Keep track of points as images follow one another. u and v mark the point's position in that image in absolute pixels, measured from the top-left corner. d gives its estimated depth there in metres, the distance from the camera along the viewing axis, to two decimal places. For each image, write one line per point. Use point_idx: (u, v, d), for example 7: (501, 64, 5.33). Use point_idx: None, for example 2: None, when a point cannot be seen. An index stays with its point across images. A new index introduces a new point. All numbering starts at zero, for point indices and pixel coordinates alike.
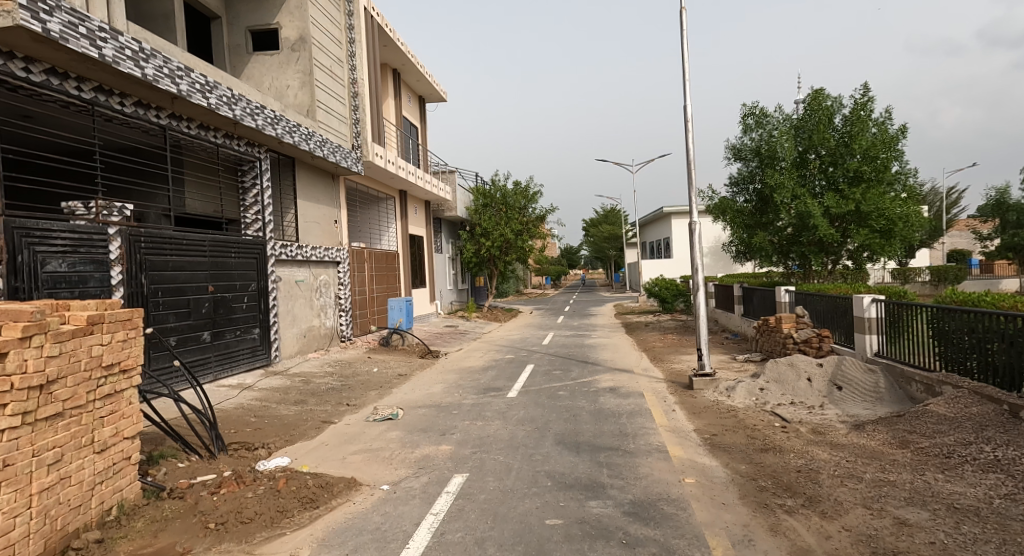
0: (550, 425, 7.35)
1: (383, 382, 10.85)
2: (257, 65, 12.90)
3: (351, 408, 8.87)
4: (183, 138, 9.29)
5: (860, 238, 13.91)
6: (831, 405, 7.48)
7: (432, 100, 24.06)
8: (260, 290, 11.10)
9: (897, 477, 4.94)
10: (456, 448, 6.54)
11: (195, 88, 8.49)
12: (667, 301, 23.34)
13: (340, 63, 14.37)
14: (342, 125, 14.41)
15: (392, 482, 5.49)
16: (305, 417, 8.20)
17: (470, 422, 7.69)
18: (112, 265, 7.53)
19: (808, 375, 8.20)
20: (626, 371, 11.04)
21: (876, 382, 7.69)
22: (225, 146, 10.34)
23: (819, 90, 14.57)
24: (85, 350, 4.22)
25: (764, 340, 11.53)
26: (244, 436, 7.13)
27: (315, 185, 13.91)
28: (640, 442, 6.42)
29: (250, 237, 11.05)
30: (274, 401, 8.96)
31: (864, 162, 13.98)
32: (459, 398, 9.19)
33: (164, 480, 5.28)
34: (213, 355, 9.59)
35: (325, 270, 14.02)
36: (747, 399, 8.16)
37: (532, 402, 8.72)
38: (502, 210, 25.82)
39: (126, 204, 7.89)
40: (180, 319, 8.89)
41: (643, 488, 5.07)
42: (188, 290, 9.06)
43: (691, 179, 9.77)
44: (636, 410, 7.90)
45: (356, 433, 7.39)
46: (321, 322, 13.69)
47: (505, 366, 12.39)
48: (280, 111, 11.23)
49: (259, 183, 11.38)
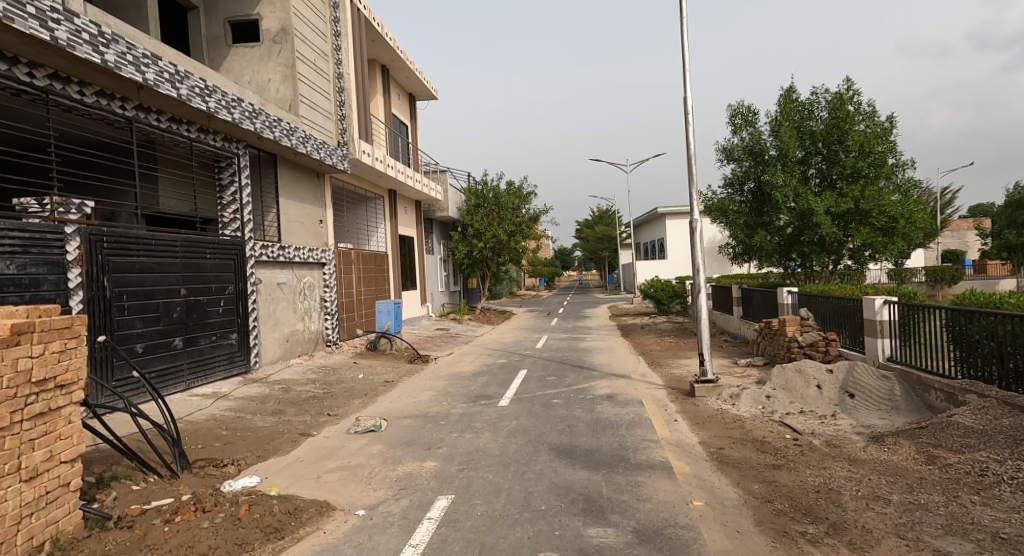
0: (544, 437, 6.83)
1: (368, 390, 10.31)
2: (237, 57, 12.34)
3: (332, 419, 8.33)
4: (152, 132, 8.71)
5: (862, 236, 13.44)
6: (844, 415, 6.98)
7: (422, 97, 23.51)
8: (238, 293, 10.52)
9: (927, 499, 4.46)
10: (441, 465, 6.01)
11: (163, 78, 7.94)
12: (663, 302, 22.99)
13: (325, 56, 13.82)
14: (327, 121, 13.84)
15: (369, 507, 4.95)
16: (282, 430, 7.65)
17: (457, 434, 7.17)
18: (69, 267, 6.95)
19: (818, 382, 7.71)
20: (622, 377, 10.53)
21: (891, 389, 7.17)
22: (200, 141, 9.74)
23: (795, 86, 14.31)
24: (8, 364, 3.68)
25: (766, 343, 11.08)
26: (211, 452, 6.57)
27: (298, 183, 13.34)
28: (641, 457, 5.91)
29: (227, 237, 10.47)
30: (249, 411, 8.40)
31: (861, 158, 13.53)
32: (447, 408, 8.68)
33: (113, 506, 4.74)
34: (185, 362, 9.03)
35: (310, 272, 13.48)
36: (754, 407, 7.68)
37: (525, 411, 8.21)
38: (494, 210, 25.35)
39: (86, 201, 7.31)
40: (148, 324, 8.31)
41: (648, 513, 4.55)
42: (157, 294, 8.49)
43: (692, 173, 9.29)
44: (636, 420, 7.40)
45: (335, 448, 6.86)
46: (305, 326, 13.12)
47: (496, 371, 11.87)
48: (258, 105, 10.66)
49: (237, 181, 10.81)
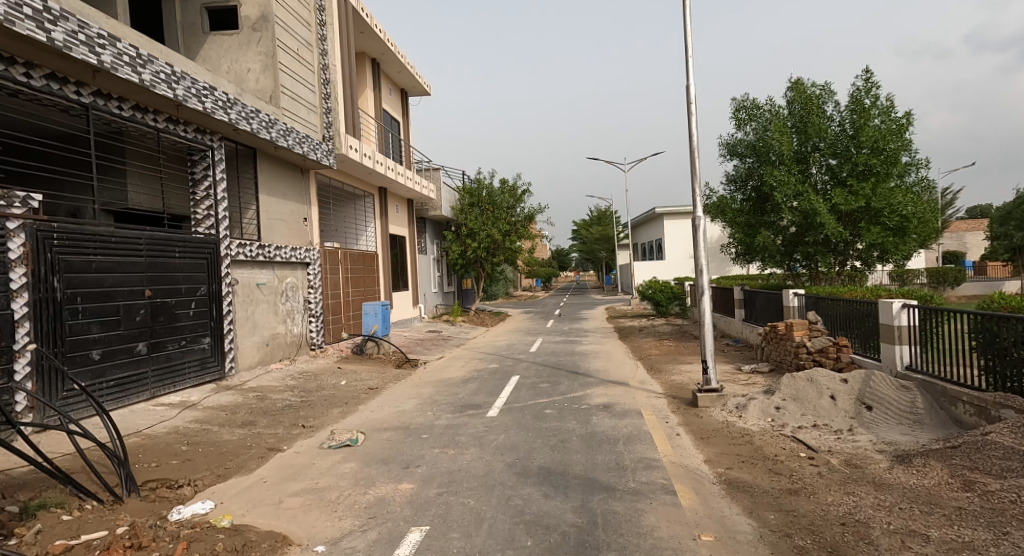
0: (534, 454, 6.23)
1: (349, 398, 9.69)
2: (214, 46, 11.73)
3: (305, 431, 7.71)
4: (114, 121, 8.08)
5: (871, 236, 12.82)
6: (862, 429, 6.38)
7: (415, 92, 22.91)
8: (211, 294, 9.88)
9: (972, 536, 3.86)
10: (418, 487, 5.39)
11: (122, 61, 7.31)
12: (661, 303, 22.46)
13: (309, 46, 13.20)
14: (312, 114, 13.22)
15: (330, 541, 4.33)
16: (250, 444, 7.03)
17: (439, 450, 6.56)
18: (12, 266, 6.34)
19: (832, 393, 7.12)
20: (619, 384, 9.92)
21: (913, 401, 6.57)
22: (168, 132, 9.10)
23: (802, 79, 13.73)
24: None
25: (772, 348, 10.49)
26: (166, 471, 5.95)
27: (280, 178, 12.70)
28: (641, 480, 5.30)
29: (200, 235, 9.84)
30: (217, 423, 7.77)
31: (873, 155, 12.89)
32: (431, 419, 8.07)
33: (32, 543, 4.11)
34: (150, 369, 8.39)
35: (292, 272, 12.85)
36: (762, 420, 7.09)
37: (514, 423, 7.59)
38: (489, 209, 24.77)
39: (34, 194, 6.66)
40: (107, 329, 7.66)
41: (648, 550, 3.95)
42: (117, 296, 7.85)
43: (695, 167, 8.70)
44: (634, 435, 6.80)
45: (304, 465, 6.24)
46: (287, 329, 12.48)
47: (487, 377, 11.27)
48: (234, 95, 10.04)
49: (211, 175, 10.16)
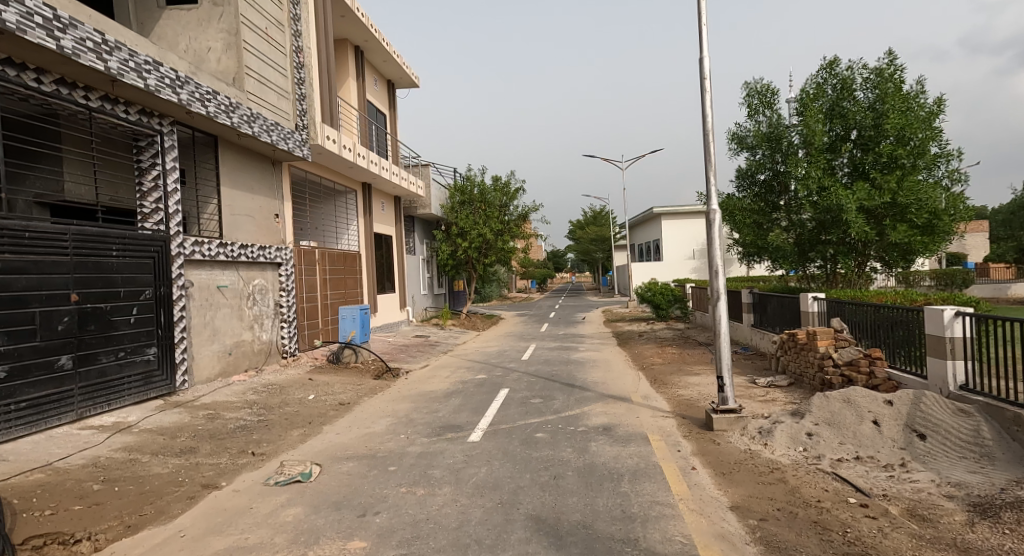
0: (522, 497, 5.06)
1: (315, 416, 8.54)
2: (170, 21, 10.54)
3: (253, 461, 6.54)
4: (31, 96, 6.91)
5: (898, 235, 11.70)
6: (918, 464, 5.29)
7: (402, 84, 21.79)
8: (159, 299, 8.70)
9: None
10: (372, 548, 4.23)
11: (31, 22, 6.13)
12: (661, 306, 21.37)
13: (280, 26, 12.06)
14: (283, 99, 12.08)
15: None
16: (181, 479, 5.86)
17: (406, 489, 5.39)
18: None
19: (874, 417, 6.01)
20: (621, 401, 8.77)
21: (977, 429, 5.47)
22: (103, 113, 7.92)
23: (831, 60, 12.69)
24: None
25: (791, 359, 9.40)
26: (62, 521, 4.76)
27: (246, 168, 11.52)
28: (656, 539, 4.16)
29: (147, 231, 8.65)
30: (148, 451, 6.60)
31: (899, 145, 11.80)
32: (403, 444, 6.92)
33: None
34: (78, 386, 7.26)
35: (260, 274, 11.67)
36: (793, 449, 5.97)
37: (499, 452, 6.43)
38: (480, 208, 23.65)
39: None
40: (18, 340, 6.52)
41: None
42: (32, 302, 6.69)
43: (708, 153, 7.59)
44: (642, 469, 5.65)
45: (240, 511, 5.08)
46: (253, 336, 11.30)
47: (472, 390, 10.14)
48: (185, 72, 8.86)
49: (160, 163, 9.00)
